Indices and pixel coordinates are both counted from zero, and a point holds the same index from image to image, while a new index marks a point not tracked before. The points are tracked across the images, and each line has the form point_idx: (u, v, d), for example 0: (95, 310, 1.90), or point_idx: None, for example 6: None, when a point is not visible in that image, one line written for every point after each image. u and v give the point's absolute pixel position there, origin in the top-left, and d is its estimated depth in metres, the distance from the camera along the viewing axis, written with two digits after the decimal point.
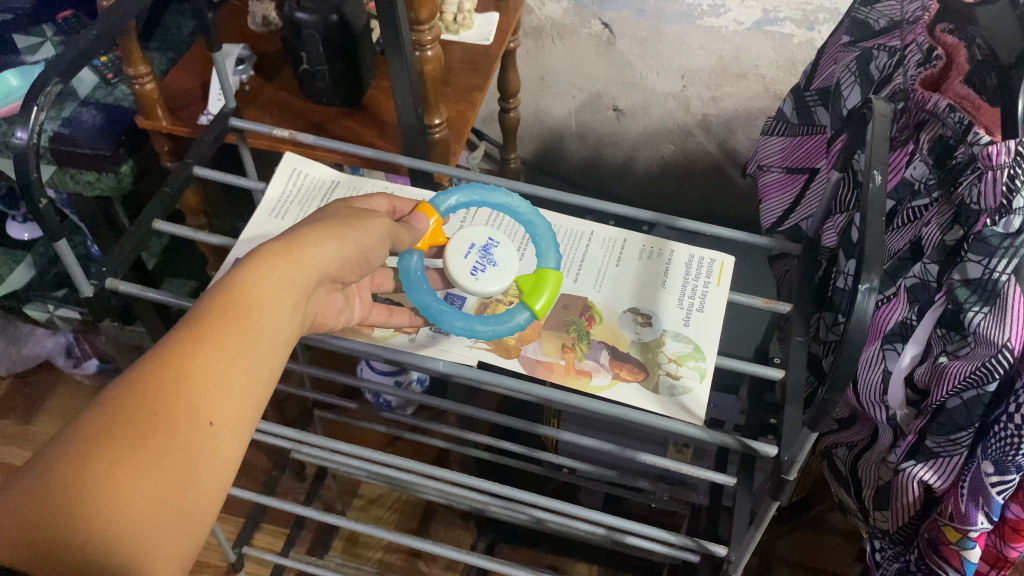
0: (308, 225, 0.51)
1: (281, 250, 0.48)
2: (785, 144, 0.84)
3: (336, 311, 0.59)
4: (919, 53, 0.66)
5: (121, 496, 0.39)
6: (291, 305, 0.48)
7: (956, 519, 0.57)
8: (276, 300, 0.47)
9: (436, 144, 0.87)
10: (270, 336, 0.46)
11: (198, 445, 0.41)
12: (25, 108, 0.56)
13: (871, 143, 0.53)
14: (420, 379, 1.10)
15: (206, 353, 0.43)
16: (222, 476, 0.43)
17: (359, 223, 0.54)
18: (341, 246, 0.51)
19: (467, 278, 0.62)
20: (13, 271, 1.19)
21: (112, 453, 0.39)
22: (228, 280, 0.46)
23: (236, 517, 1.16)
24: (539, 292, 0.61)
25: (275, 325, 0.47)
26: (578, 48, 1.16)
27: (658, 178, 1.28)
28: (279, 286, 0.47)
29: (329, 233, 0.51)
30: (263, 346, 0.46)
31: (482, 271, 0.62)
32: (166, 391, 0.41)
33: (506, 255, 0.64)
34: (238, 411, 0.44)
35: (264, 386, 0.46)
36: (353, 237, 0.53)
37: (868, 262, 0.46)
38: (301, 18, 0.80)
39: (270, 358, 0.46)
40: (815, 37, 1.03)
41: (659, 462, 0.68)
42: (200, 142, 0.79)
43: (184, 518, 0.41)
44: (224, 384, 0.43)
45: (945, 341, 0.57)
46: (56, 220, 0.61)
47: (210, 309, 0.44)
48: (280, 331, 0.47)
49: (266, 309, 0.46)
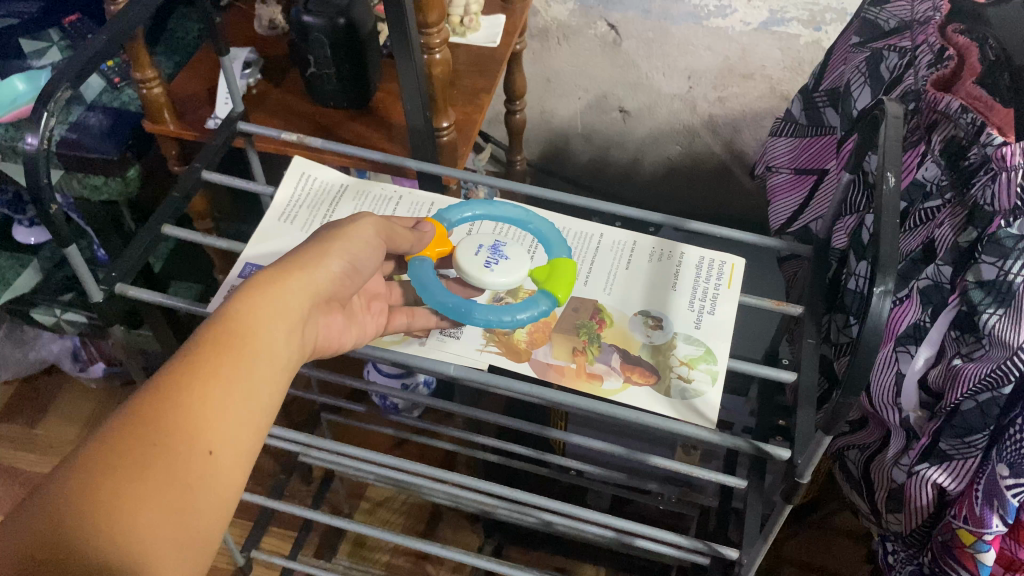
0: (295, 254, 0.52)
1: (271, 278, 0.49)
2: (794, 144, 0.84)
3: (342, 336, 0.58)
4: (930, 54, 0.65)
5: (128, 529, 0.38)
6: (285, 332, 0.48)
7: (971, 521, 0.57)
8: (271, 328, 0.47)
9: (444, 147, 0.87)
10: (267, 363, 0.47)
11: (199, 474, 0.41)
12: (35, 115, 0.56)
13: (885, 142, 0.53)
14: (427, 382, 1.10)
15: (205, 380, 0.43)
16: (223, 505, 0.43)
17: (342, 237, 0.55)
18: (326, 269, 0.53)
19: (482, 271, 0.63)
20: (19, 275, 1.17)
21: (114, 483, 0.39)
22: (224, 311, 0.47)
23: (243, 521, 1.16)
24: (557, 282, 0.63)
25: (270, 351, 0.47)
26: (584, 49, 1.16)
27: (664, 179, 1.27)
28: (273, 314, 0.48)
29: (314, 259, 0.52)
30: (260, 373, 0.46)
31: (495, 264, 0.63)
32: (167, 420, 0.41)
33: (516, 250, 0.65)
34: (239, 439, 0.44)
35: (266, 411, 0.46)
36: (339, 263, 0.54)
37: (882, 264, 0.46)
38: (308, 21, 0.80)
39: (268, 387, 0.46)
40: (823, 37, 1.02)
41: (669, 465, 0.68)
42: (207, 148, 0.79)
43: (189, 546, 0.41)
44: (223, 410, 0.43)
45: (959, 343, 0.57)
46: (65, 226, 0.61)
47: (207, 340, 0.45)
48: (278, 358, 0.47)
49: (260, 338, 0.47)
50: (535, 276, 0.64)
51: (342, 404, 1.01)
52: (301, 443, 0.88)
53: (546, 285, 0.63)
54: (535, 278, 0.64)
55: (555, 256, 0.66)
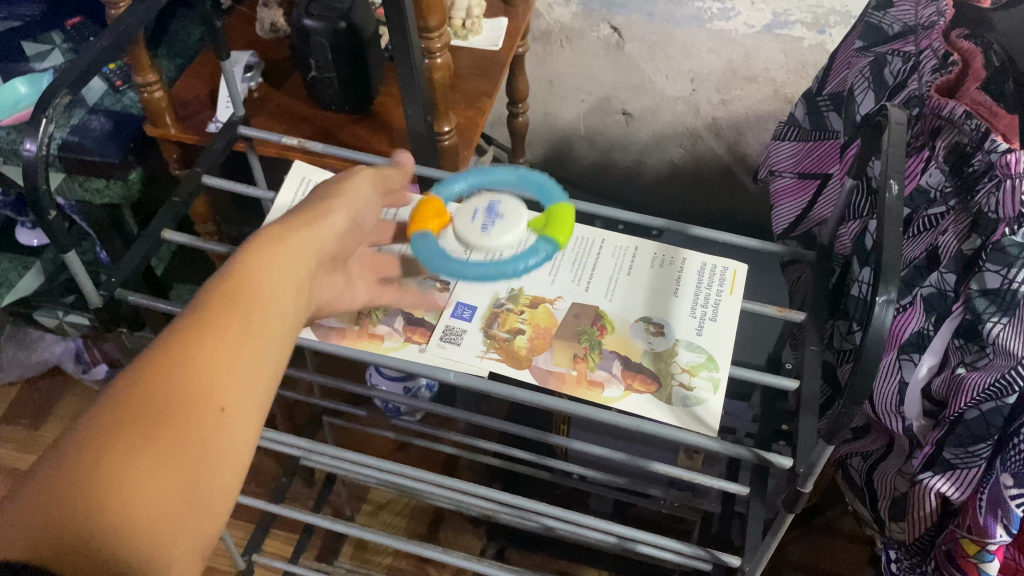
0: (294, 216, 0.52)
1: (273, 241, 0.49)
2: (796, 149, 0.83)
3: (335, 298, 0.59)
4: (934, 59, 0.64)
5: (144, 484, 0.38)
6: (291, 292, 0.48)
7: (975, 531, 0.56)
8: (277, 287, 0.47)
9: (446, 151, 0.86)
10: (276, 322, 0.46)
11: (213, 429, 0.41)
12: (34, 120, 0.56)
13: (888, 148, 0.52)
14: (429, 385, 1.09)
15: (214, 338, 0.43)
16: (236, 462, 0.42)
17: (336, 202, 0.55)
18: (325, 233, 0.52)
19: (480, 235, 0.65)
20: (23, 276, 1.19)
21: (131, 437, 0.38)
22: (229, 270, 0.46)
23: (244, 523, 1.16)
24: (554, 225, 0.65)
25: (278, 311, 0.46)
26: (587, 52, 1.16)
27: (667, 182, 1.27)
28: (278, 274, 0.47)
29: (315, 221, 0.52)
30: (268, 333, 0.45)
31: (492, 225, 0.65)
32: (178, 376, 0.41)
33: (510, 207, 0.66)
34: (250, 396, 0.43)
35: (275, 370, 0.46)
36: (341, 222, 0.54)
37: (885, 272, 0.46)
38: (309, 25, 0.79)
39: (277, 348, 0.46)
40: (827, 40, 1.02)
41: (671, 471, 0.67)
42: (207, 151, 0.79)
43: (203, 503, 0.40)
44: (233, 367, 0.43)
45: (963, 352, 0.57)
46: (64, 231, 0.61)
47: (213, 299, 0.44)
48: (285, 319, 0.47)
49: (267, 297, 0.46)
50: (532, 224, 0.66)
51: (343, 408, 1.00)
52: (302, 447, 0.87)
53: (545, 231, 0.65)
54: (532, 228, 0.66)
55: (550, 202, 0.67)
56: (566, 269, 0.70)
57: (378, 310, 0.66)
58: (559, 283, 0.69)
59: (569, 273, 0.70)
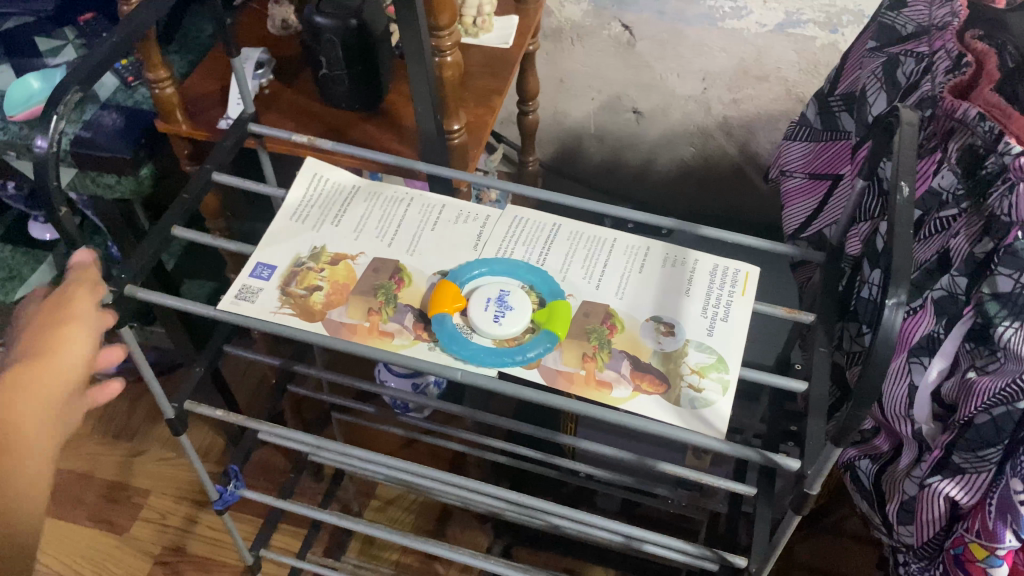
0: (23, 337, 0.52)
1: (14, 374, 0.49)
2: (809, 149, 0.82)
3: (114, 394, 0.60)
4: (947, 60, 0.64)
5: None
6: (39, 429, 0.49)
7: (983, 535, 0.56)
8: (15, 426, 0.48)
9: (455, 149, 0.86)
10: (22, 463, 0.48)
11: None
12: (45, 117, 0.56)
13: (899, 150, 0.52)
14: (438, 382, 1.09)
15: None
16: None
17: (89, 311, 0.55)
18: (77, 353, 0.53)
19: (492, 325, 0.64)
20: (36, 271, 1.20)
21: None
22: None
23: (253, 518, 1.16)
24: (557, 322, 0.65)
25: (24, 449, 0.48)
26: (597, 50, 1.16)
27: (677, 180, 1.26)
28: (16, 413, 0.49)
29: (64, 344, 0.52)
30: (14, 475, 0.47)
31: (504, 316, 0.64)
32: None
33: (520, 300, 0.66)
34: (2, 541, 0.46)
35: (36, 508, 0.48)
36: (92, 335, 0.54)
37: (895, 276, 0.45)
38: (320, 23, 0.80)
39: (33, 490, 0.48)
40: (839, 40, 1.01)
41: (678, 471, 0.67)
42: (218, 148, 0.79)
43: None
44: None
45: (973, 356, 0.57)
46: (75, 228, 0.61)
47: None
48: (36, 454, 0.49)
49: (11, 438, 0.48)
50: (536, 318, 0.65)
51: (352, 405, 1.00)
52: (310, 443, 0.87)
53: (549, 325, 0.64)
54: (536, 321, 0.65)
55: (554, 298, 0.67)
56: (577, 268, 0.70)
57: (388, 306, 0.66)
58: (570, 282, 0.69)
59: (580, 271, 0.70)
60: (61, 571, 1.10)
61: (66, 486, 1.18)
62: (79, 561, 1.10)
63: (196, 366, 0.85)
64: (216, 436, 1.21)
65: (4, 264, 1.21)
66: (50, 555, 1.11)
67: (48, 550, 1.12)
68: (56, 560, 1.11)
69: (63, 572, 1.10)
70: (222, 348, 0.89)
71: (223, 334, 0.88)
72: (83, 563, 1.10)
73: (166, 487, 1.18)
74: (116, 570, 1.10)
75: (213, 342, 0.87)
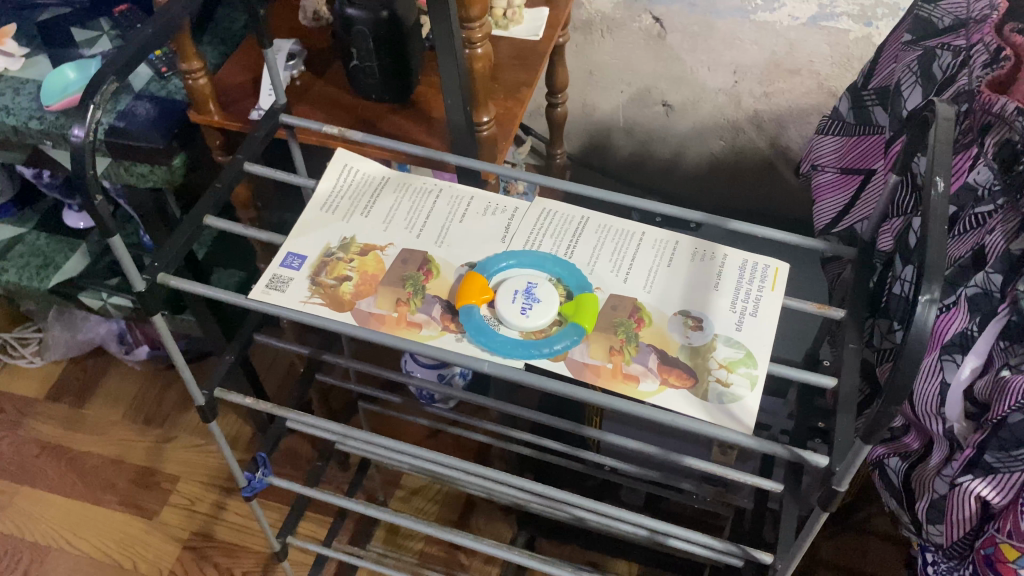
0: None
1: None
2: (841, 143, 0.82)
3: None
4: (985, 54, 0.64)
5: None
6: None
7: (1015, 537, 0.55)
8: None
9: (484, 143, 0.86)
10: None
11: None
12: (82, 106, 0.57)
13: (935, 144, 0.51)
14: (463, 373, 1.09)
15: None
16: None
17: None
18: None
19: (519, 318, 0.64)
20: (70, 258, 1.22)
21: None
22: None
23: (280, 505, 1.18)
24: (583, 314, 0.65)
25: None
26: (627, 42, 1.15)
27: (706, 174, 1.26)
28: None
29: None
30: None
31: (530, 309, 0.65)
32: None
33: (548, 291, 0.66)
34: None
35: None
36: None
37: (929, 272, 0.45)
38: (352, 14, 0.80)
39: None
40: (874, 33, 1.00)
41: (704, 466, 0.67)
42: (251, 139, 0.80)
43: None
44: None
45: (1008, 354, 0.56)
46: (108, 214, 0.62)
47: None
48: None
49: None
50: (563, 310, 0.65)
51: (377, 394, 1.01)
52: (337, 432, 0.88)
53: (575, 317, 0.64)
54: (563, 313, 0.65)
55: (580, 290, 0.67)
56: (604, 261, 0.70)
57: (416, 297, 0.66)
58: (598, 275, 0.69)
59: (608, 265, 0.70)
60: (93, 553, 1.12)
61: (98, 471, 1.20)
62: (110, 544, 1.12)
63: (226, 354, 0.86)
64: (245, 424, 1.23)
65: (39, 251, 1.23)
66: (82, 538, 1.13)
67: (80, 533, 1.14)
68: (88, 543, 1.13)
69: (94, 554, 1.12)
70: (253, 336, 0.90)
71: (252, 322, 0.89)
72: (114, 546, 1.12)
73: (194, 474, 1.19)
74: (145, 554, 1.12)
75: (243, 331, 0.87)
